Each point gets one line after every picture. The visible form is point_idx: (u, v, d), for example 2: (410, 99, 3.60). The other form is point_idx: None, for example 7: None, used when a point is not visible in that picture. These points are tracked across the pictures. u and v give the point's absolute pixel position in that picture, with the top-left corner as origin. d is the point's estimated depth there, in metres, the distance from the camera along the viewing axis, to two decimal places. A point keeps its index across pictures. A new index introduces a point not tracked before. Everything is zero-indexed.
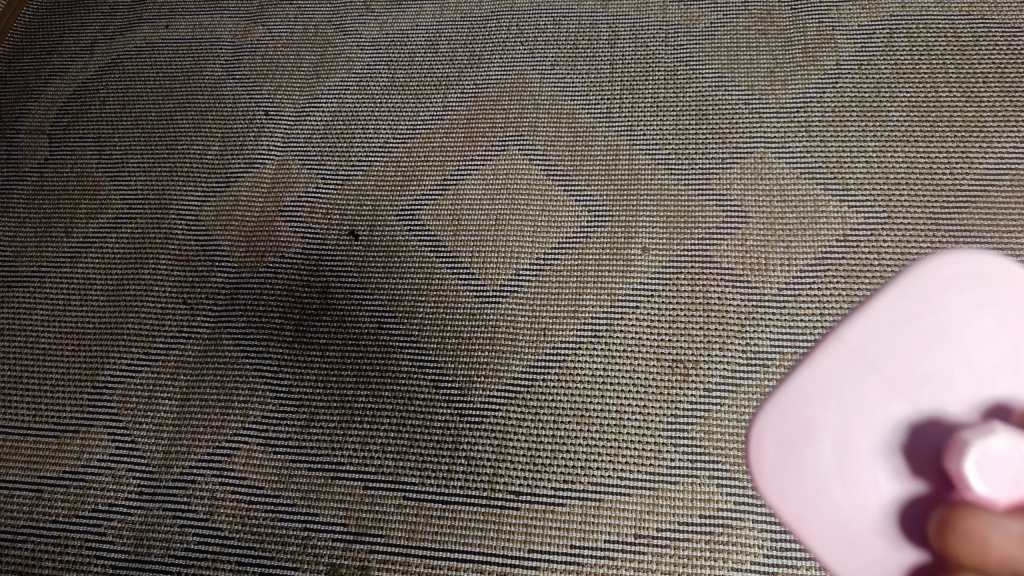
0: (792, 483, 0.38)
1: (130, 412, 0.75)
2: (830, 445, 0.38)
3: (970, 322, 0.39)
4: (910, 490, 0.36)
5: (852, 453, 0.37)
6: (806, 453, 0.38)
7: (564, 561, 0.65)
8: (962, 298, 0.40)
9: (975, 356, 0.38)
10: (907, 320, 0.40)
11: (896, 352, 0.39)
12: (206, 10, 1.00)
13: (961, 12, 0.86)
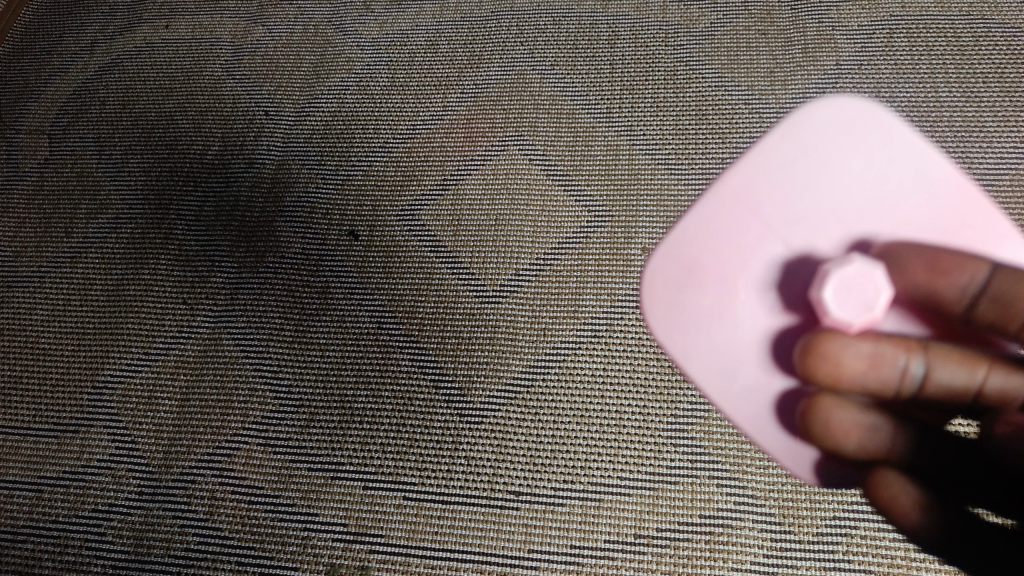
0: (682, 330, 0.36)
1: (129, 412, 0.75)
2: (709, 290, 0.35)
3: (851, 159, 0.36)
4: (782, 324, 0.34)
5: (732, 290, 0.35)
6: (688, 295, 0.35)
7: (564, 561, 0.65)
8: (845, 138, 0.36)
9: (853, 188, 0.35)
10: (785, 159, 0.36)
11: (773, 194, 0.35)
12: (206, 9, 1.00)
13: (961, 12, 0.86)
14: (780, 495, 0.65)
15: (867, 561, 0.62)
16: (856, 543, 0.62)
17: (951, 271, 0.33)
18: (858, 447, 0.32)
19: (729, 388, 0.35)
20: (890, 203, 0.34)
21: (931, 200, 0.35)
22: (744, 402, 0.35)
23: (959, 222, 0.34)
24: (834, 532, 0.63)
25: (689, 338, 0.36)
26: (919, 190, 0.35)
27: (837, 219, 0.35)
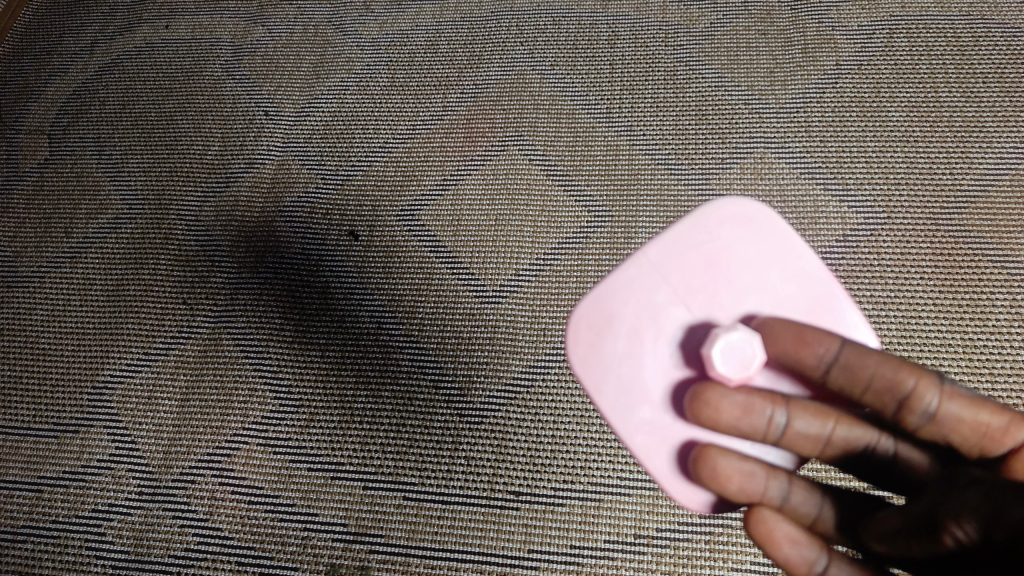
0: (601, 374, 0.41)
1: (129, 412, 0.75)
2: (624, 343, 0.41)
3: (743, 246, 0.42)
4: (679, 376, 0.41)
5: (643, 344, 0.41)
6: (606, 342, 0.41)
7: (565, 561, 0.65)
8: (741, 231, 0.43)
9: (742, 274, 0.42)
10: (690, 244, 0.42)
11: (679, 269, 0.42)
12: (206, 10, 1.00)
13: (961, 12, 0.86)
14: None
15: None
16: None
17: (814, 345, 0.39)
18: (739, 490, 0.39)
19: (637, 426, 0.41)
20: (771, 291, 0.42)
21: (801, 292, 0.42)
22: (647, 440, 0.41)
23: (816, 305, 0.42)
24: None
25: (605, 382, 0.41)
26: (792, 280, 0.42)
27: (725, 296, 0.42)
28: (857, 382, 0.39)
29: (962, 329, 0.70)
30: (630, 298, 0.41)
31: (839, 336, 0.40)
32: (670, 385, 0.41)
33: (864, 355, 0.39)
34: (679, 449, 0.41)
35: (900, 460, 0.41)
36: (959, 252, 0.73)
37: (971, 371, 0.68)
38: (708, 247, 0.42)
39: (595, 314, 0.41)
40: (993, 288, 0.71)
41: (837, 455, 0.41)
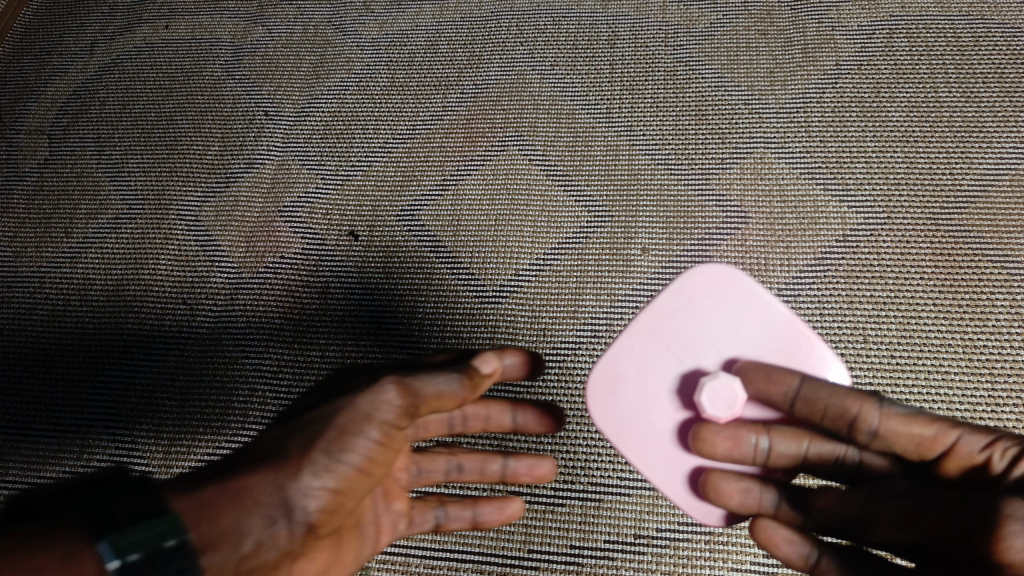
0: (620, 423, 0.53)
1: (130, 412, 0.75)
2: (634, 396, 0.53)
3: (722, 304, 0.54)
4: (682, 418, 0.53)
5: (651, 396, 0.53)
6: (618, 398, 0.53)
7: (565, 561, 0.65)
8: (718, 292, 0.54)
9: (723, 327, 0.53)
10: (676, 310, 0.54)
11: (671, 331, 0.53)
12: (205, 10, 1.00)
13: (961, 12, 0.86)
14: None
15: None
16: None
17: (781, 383, 0.51)
18: (740, 504, 0.52)
19: (653, 461, 0.53)
20: (749, 339, 0.53)
21: (774, 338, 0.53)
22: (663, 469, 0.53)
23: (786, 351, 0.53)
24: None
25: (624, 430, 0.53)
26: (764, 328, 0.53)
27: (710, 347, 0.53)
28: (818, 411, 0.51)
29: (963, 329, 0.70)
30: (635, 361, 0.53)
31: (802, 375, 0.52)
32: (674, 428, 0.53)
33: (820, 388, 0.51)
34: (688, 474, 0.53)
35: (867, 464, 0.52)
36: (959, 252, 0.73)
37: (971, 371, 0.68)
38: (693, 309, 0.54)
39: (606, 375, 0.54)
40: (993, 288, 0.71)
41: (816, 466, 0.53)
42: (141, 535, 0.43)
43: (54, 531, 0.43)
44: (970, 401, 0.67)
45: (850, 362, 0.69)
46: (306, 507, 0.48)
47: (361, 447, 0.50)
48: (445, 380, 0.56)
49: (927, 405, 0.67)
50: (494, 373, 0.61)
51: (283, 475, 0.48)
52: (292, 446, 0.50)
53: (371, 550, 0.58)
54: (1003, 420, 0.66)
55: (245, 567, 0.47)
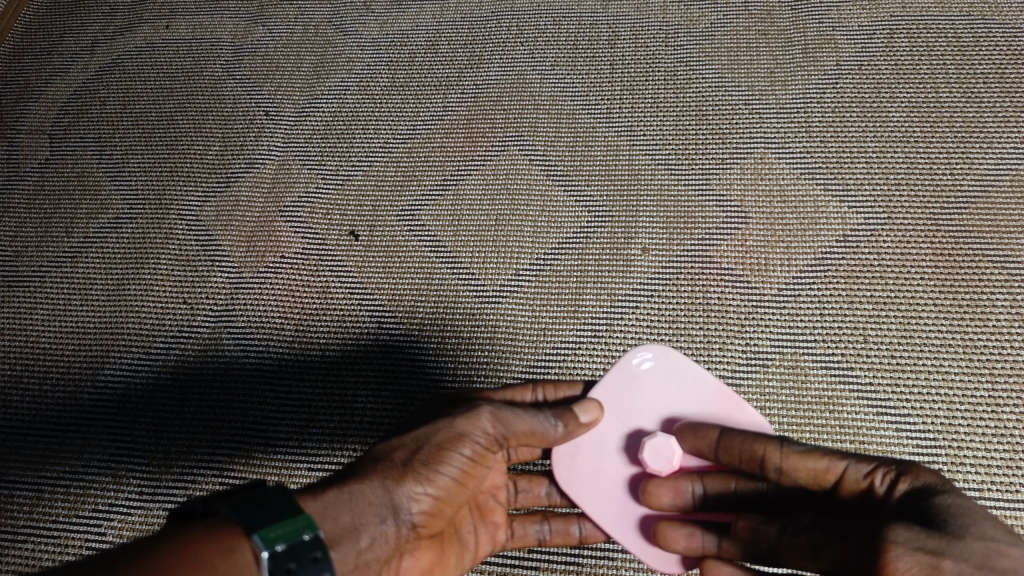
0: (579, 481, 0.59)
1: (130, 412, 0.75)
2: (590, 457, 0.59)
3: (660, 377, 0.60)
4: (632, 476, 0.58)
5: (604, 456, 0.59)
6: (579, 460, 0.59)
7: (564, 561, 0.65)
8: (657, 366, 0.61)
9: (662, 394, 0.60)
10: (622, 382, 0.60)
11: (617, 401, 0.60)
12: (206, 10, 1.00)
13: (961, 12, 0.86)
14: None
15: None
16: None
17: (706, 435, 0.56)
18: (687, 548, 0.54)
19: (610, 514, 0.58)
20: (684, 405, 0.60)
21: (704, 401, 0.59)
22: (619, 523, 0.58)
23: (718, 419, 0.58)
24: None
25: (583, 487, 0.59)
26: (696, 393, 0.60)
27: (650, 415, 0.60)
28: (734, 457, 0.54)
29: (963, 329, 0.70)
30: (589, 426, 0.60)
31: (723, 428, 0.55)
32: (624, 482, 0.58)
33: (732, 436, 0.54)
34: (641, 528, 0.58)
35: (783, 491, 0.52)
36: (959, 252, 0.73)
37: (971, 371, 0.68)
38: (635, 378, 0.61)
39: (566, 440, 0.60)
40: (993, 288, 0.71)
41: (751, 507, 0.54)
42: (285, 527, 0.43)
43: (204, 524, 0.44)
44: (970, 401, 0.67)
45: (850, 361, 0.69)
46: (411, 511, 0.51)
47: (456, 460, 0.52)
48: (541, 418, 0.56)
49: (927, 405, 0.67)
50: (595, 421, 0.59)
51: (388, 481, 0.50)
52: (396, 458, 0.52)
53: (468, 566, 0.59)
54: (1004, 420, 0.66)
55: (363, 560, 0.48)
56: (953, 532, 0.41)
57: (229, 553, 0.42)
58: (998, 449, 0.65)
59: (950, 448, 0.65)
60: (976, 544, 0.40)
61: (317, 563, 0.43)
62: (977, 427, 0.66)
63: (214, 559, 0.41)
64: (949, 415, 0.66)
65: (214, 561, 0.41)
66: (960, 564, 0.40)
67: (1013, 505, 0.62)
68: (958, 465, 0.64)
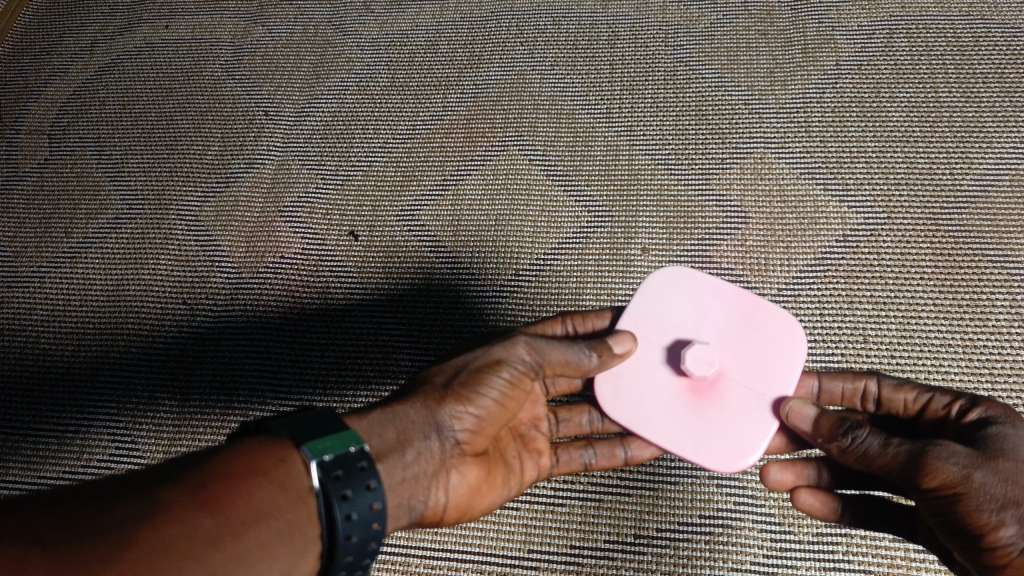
0: (629, 411, 0.58)
1: (130, 411, 0.75)
2: (635, 386, 0.58)
3: (685, 298, 0.61)
4: (683, 397, 0.57)
5: (649, 381, 0.58)
6: (626, 391, 0.58)
7: (564, 561, 0.65)
8: (680, 289, 0.61)
9: (691, 313, 0.60)
10: (648, 309, 0.61)
11: (649, 327, 0.60)
12: (206, 10, 1.00)
13: (960, 12, 0.86)
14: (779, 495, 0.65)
15: (867, 561, 0.62)
16: (855, 543, 0.62)
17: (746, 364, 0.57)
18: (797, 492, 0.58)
19: (672, 439, 0.56)
20: (714, 320, 0.59)
21: (734, 314, 0.59)
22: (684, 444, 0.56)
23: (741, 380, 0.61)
24: (833, 532, 0.63)
25: (634, 416, 0.57)
26: (722, 308, 0.60)
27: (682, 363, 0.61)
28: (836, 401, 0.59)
29: (962, 329, 0.70)
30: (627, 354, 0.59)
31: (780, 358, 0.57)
32: (678, 403, 0.57)
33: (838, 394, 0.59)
34: (709, 446, 0.56)
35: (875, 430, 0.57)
36: (958, 252, 0.73)
37: (971, 371, 0.68)
38: (658, 303, 0.61)
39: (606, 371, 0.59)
40: (993, 288, 0.71)
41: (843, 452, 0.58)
42: (331, 440, 0.45)
43: (258, 438, 0.45)
44: None
45: (850, 361, 0.69)
46: (454, 428, 0.51)
47: (496, 383, 0.53)
48: (576, 349, 0.56)
49: None
50: (627, 354, 0.58)
51: (430, 402, 0.51)
52: (437, 381, 0.53)
53: (513, 493, 0.58)
54: None
55: (408, 474, 0.49)
56: (991, 453, 0.47)
57: (284, 462, 0.43)
58: None
59: None
60: (1008, 464, 0.46)
61: (364, 472, 0.44)
62: None
63: (266, 466, 0.43)
64: None
65: (270, 468, 0.43)
66: (990, 476, 0.46)
67: None
68: None
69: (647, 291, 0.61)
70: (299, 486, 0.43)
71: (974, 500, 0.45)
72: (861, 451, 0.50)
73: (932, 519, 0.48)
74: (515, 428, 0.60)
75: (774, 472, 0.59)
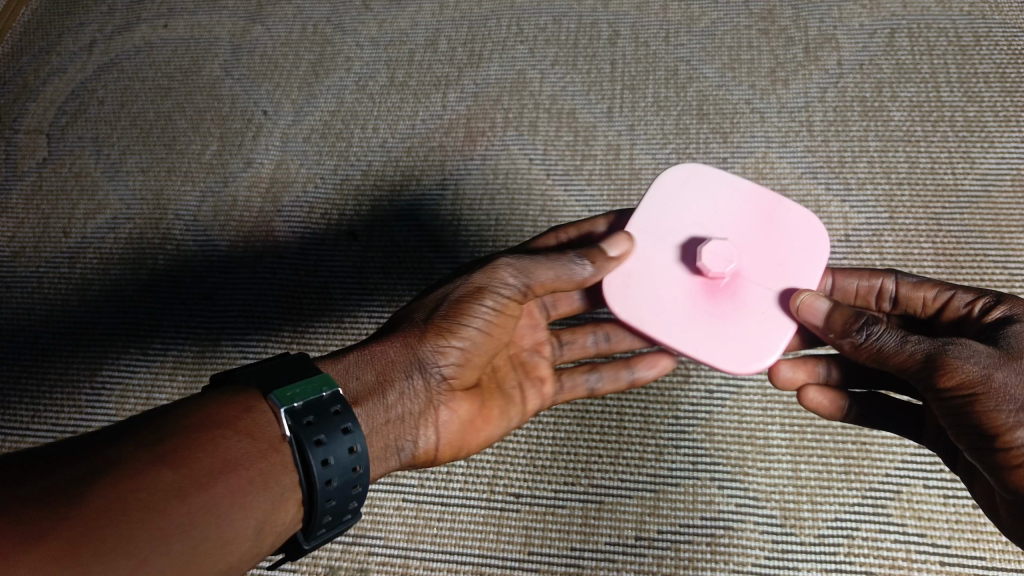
0: (640, 310, 0.55)
1: (128, 412, 0.74)
2: (647, 284, 0.55)
3: (699, 201, 0.58)
4: (696, 300, 0.54)
5: (661, 282, 0.55)
6: (636, 291, 0.55)
7: (565, 563, 0.64)
8: (694, 192, 0.58)
9: (705, 217, 0.57)
10: (660, 210, 0.58)
11: (661, 227, 0.57)
12: (204, 9, 1.00)
13: (962, 11, 0.85)
14: (781, 496, 0.64)
15: (868, 562, 0.61)
16: (857, 544, 0.62)
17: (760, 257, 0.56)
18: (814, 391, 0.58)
19: (685, 340, 0.54)
20: (730, 225, 0.57)
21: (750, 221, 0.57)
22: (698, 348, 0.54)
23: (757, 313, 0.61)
24: (835, 534, 0.63)
25: (645, 313, 0.55)
26: (738, 212, 0.57)
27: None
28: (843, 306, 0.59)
29: None
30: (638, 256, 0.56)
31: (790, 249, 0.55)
32: (691, 306, 0.54)
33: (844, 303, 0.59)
34: (722, 350, 0.53)
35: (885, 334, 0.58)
36: (960, 252, 0.72)
37: None
38: (672, 205, 0.58)
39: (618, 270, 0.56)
40: (995, 288, 0.71)
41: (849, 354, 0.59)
42: (301, 388, 0.45)
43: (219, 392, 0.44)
44: None
45: None
46: (437, 364, 0.54)
47: (480, 312, 0.55)
48: (566, 261, 0.55)
49: None
50: (624, 257, 0.56)
51: (410, 341, 0.55)
52: (418, 317, 0.56)
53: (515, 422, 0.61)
54: None
55: (392, 414, 0.53)
56: (1011, 354, 0.46)
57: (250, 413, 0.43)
58: None
59: None
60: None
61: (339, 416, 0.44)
62: None
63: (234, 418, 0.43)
64: None
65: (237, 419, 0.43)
66: (1010, 376, 0.45)
67: None
68: None
69: (659, 190, 0.58)
70: (270, 435, 0.43)
71: (993, 400, 0.44)
72: (878, 347, 0.48)
73: (947, 419, 0.48)
74: (516, 356, 0.62)
75: (785, 370, 0.59)
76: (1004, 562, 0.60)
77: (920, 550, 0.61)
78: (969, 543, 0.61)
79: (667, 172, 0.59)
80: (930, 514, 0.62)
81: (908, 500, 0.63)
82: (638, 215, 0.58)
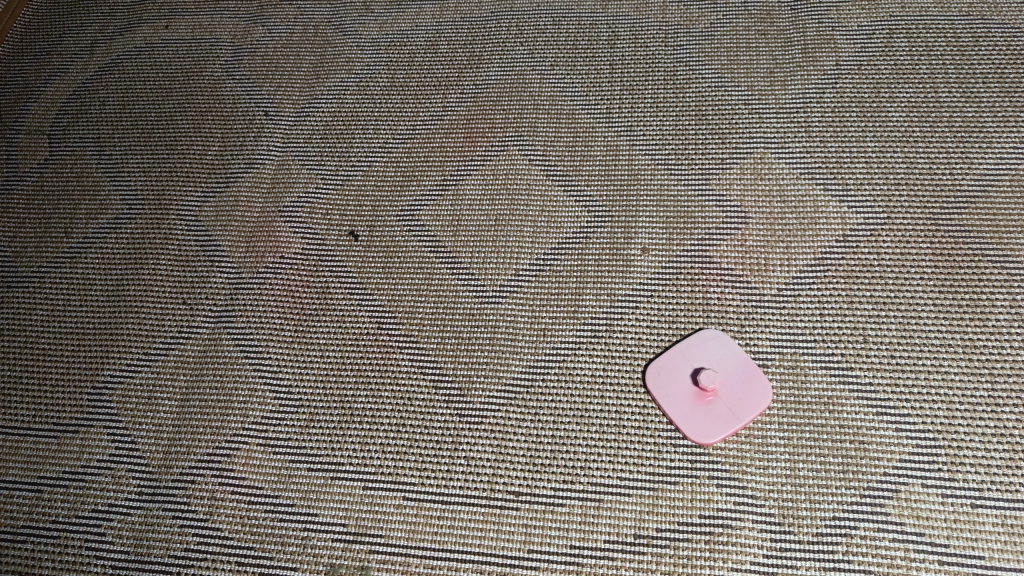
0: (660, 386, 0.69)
1: (129, 412, 0.75)
2: (668, 381, 0.69)
3: (727, 372, 0.69)
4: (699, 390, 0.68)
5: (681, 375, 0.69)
6: (663, 380, 0.70)
7: (565, 561, 0.64)
8: (726, 358, 0.69)
9: (722, 382, 0.68)
10: (697, 357, 0.70)
11: (693, 364, 0.70)
12: (205, 10, 1.00)
13: (960, 12, 0.86)
14: (780, 495, 0.65)
15: (867, 561, 0.62)
16: (855, 544, 0.62)
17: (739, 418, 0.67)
18: None
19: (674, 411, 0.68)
20: (737, 391, 0.68)
21: (746, 389, 0.68)
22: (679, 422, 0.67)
23: (754, 370, 0.69)
24: (833, 532, 0.63)
25: (662, 394, 0.69)
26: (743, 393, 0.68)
27: (716, 344, 0.70)
28: None
29: (963, 329, 0.70)
30: (677, 355, 0.70)
31: (758, 399, 0.68)
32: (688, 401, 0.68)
33: None
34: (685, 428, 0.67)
35: None
36: (958, 252, 0.73)
37: (971, 371, 0.68)
38: (709, 347, 0.70)
39: (660, 356, 0.71)
40: (993, 288, 0.71)
41: None
42: None
43: None
44: (970, 401, 0.67)
45: (850, 361, 0.69)
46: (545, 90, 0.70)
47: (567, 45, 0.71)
48: None
49: (927, 405, 0.67)
50: (667, 355, 0.70)
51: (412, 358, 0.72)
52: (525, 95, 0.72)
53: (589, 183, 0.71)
54: (1003, 420, 0.66)
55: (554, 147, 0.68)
56: None
57: None
58: (999, 449, 0.65)
59: (950, 448, 0.65)
60: None
61: None
62: (978, 427, 0.66)
63: None
64: (949, 415, 0.66)
65: None
66: None
67: (1014, 504, 0.62)
68: (958, 465, 0.64)
69: (707, 337, 0.71)
70: None
71: None
72: None
73: None
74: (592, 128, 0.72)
75: None
76: (1005, 562, 0.60)
77: (919, 549, 0.61)
78: (969, 542, 0.61)
79: (716, 330, 0.71)
80: (928, 513, 0.63)
81: (905, 499, 0.63)
82: (689, 337, 0.71)
